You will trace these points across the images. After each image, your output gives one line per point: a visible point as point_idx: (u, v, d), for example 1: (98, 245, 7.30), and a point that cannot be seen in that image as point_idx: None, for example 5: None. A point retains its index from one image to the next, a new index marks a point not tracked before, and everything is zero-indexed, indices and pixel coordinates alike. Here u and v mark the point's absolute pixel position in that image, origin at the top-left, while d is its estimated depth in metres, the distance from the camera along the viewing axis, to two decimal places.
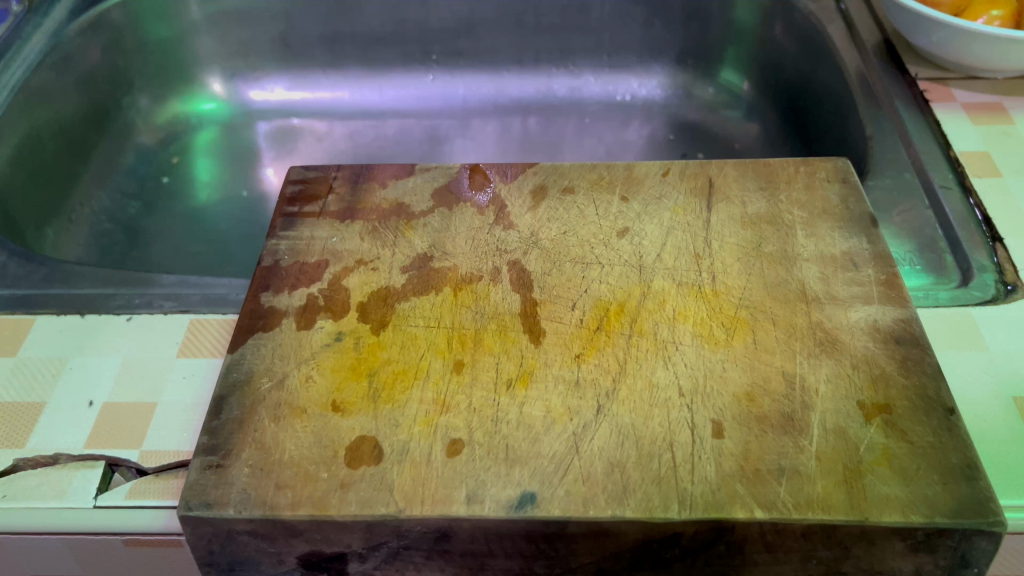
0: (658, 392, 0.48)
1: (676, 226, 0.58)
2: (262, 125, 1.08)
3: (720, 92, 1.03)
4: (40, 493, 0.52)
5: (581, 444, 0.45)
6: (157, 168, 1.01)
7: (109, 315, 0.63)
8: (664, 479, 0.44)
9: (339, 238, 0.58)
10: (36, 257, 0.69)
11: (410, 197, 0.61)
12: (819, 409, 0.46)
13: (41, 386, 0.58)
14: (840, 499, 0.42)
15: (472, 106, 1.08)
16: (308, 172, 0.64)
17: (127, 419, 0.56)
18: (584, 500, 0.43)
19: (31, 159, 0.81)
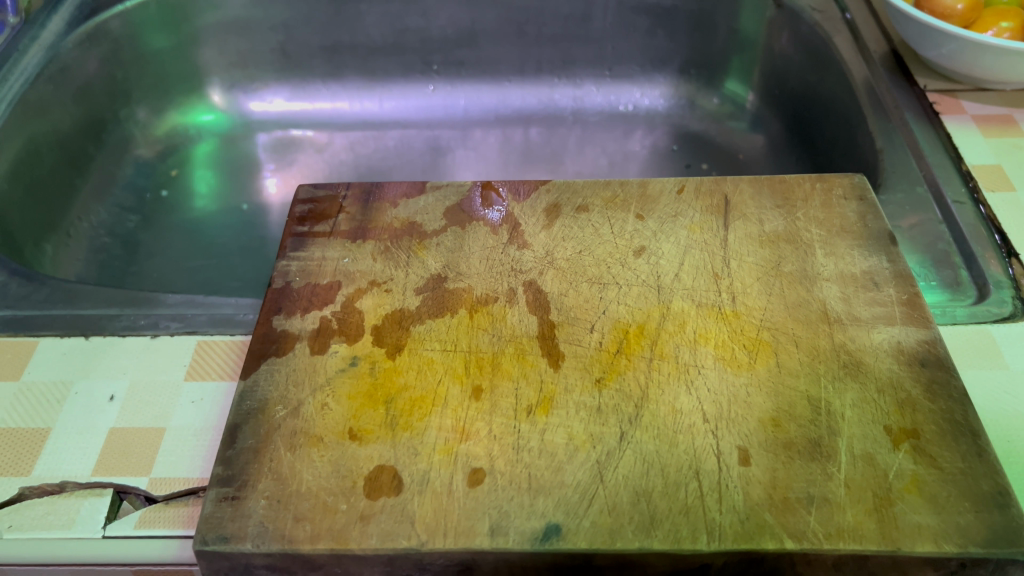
0: (682, 418, 0.47)
1: (693, 245, 0.57)
2: (261, 136, 1.06)
3: (724, 102, 1.02)
4: (47, 523, 0.51)
5: (605, 473, 0.44)
6: (156, 180, 0.99)
7: (115, 337, 0.62)
8: (692, 510, 0.43)
9: (350, 258, 0.57)
10: (37, 277, 0.68)
11: (422, 216, 0.60)
12: (846, 434, 0.46)
13: (46, 410, 0.57)
14: (872, 529, 0.42)
15: (473, 117, 1.07)
16: (318, 191, 0.63)
17: (135, 445, 0.55)
18: (611, 531, 0.42)
19: (29, 174, 0.80)
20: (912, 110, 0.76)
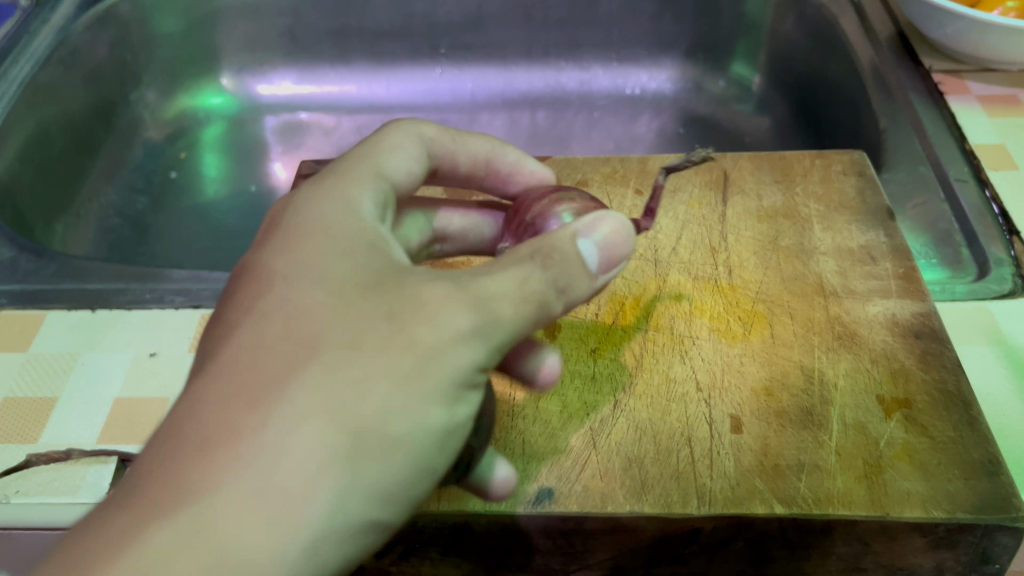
0: (676, 386, 0.47)
1: (692, 220, 0.57)
2: (269, 120, 1.05)
3: (730, 85, 1.00)
4: (53, 489, 0.52)
5: (598, 440, 0.45)
6: (165, 162, 0.99)
7: (121, 310, 0.63)
8: (683, 475, 0.43)
9: None
10: (46, 253, 0.68)
11: None
12: (839, 403, 0.46)
13: (53, 380, 0.58)
14: (861, 495, 0.42)
15: (480, 101, 1.05)
16: (320, 166, 0.63)
17: (140, 415, 0.56)
18: (602, 496, 0.43)
19: (42, 154, 0.83)
20: (916, 91, 0.76)
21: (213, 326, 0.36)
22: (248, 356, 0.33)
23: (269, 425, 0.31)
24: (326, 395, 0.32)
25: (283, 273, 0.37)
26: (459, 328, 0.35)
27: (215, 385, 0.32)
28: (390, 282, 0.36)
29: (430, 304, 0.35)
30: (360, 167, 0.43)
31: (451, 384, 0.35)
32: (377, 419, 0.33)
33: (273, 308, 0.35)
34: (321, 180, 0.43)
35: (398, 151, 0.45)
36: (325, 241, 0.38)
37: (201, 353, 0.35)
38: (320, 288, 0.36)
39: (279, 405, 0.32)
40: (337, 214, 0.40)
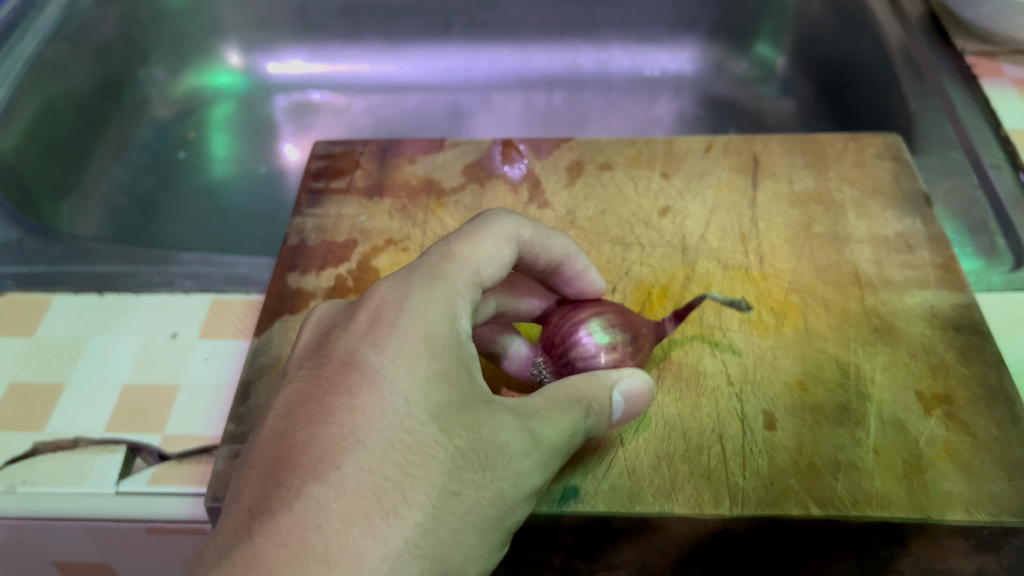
0: (705, 380, 0.45)
1: (721, 205, 0.55)
2: (280, 99, 1.03)
3: (754, 66, 0.98)
4: (60, 478, 0.51)
5: (625, 435, 0.43)
6: (172, 142, 0.97)
7: (130, 295, 0.61)
8: (714, 474, 0.41)
9: (367, 216, 0.56)
10: (52, 233, 0.67)
11: (441, 172, 0.59)
12: (876, 399, 0.44)
13: (60, 366, 0.57)
14: (901, 496, 0.40)
15: (495, 81, 1.03)
16: (334, 147, 0.61)
17: (149, 403, 0.55)
18: (630, 494, 0.41)
19: (49, 132, 0.82)
20: (949, 73, 0.74)
21: (305, 414, 0.36)
22: (360, 477, 0.34)
23: (378, 556, 0.33)
24: (424, 534, 0.34)
25: (390, 382, 0.37)
26: (523, 483, 0.38)
27: (327, 498, 0.33)
28: (482, 417, 0.38)
29: (513, 454, 0.38)
30: (459, 269, 0.42)
31: (501, 530, 0.38)
32: (449, 561, 0.35)
33: (380, 425, 0.36)
34: (418, 274, 0.42)
35: (495, 260, 0.43)
36: (429, 358, 0.38)
37: (292, 437, 0.36)
38: (423, 414, 0.37)
39: (388, 536, 0.33)
40: (437, 325, 0.40)
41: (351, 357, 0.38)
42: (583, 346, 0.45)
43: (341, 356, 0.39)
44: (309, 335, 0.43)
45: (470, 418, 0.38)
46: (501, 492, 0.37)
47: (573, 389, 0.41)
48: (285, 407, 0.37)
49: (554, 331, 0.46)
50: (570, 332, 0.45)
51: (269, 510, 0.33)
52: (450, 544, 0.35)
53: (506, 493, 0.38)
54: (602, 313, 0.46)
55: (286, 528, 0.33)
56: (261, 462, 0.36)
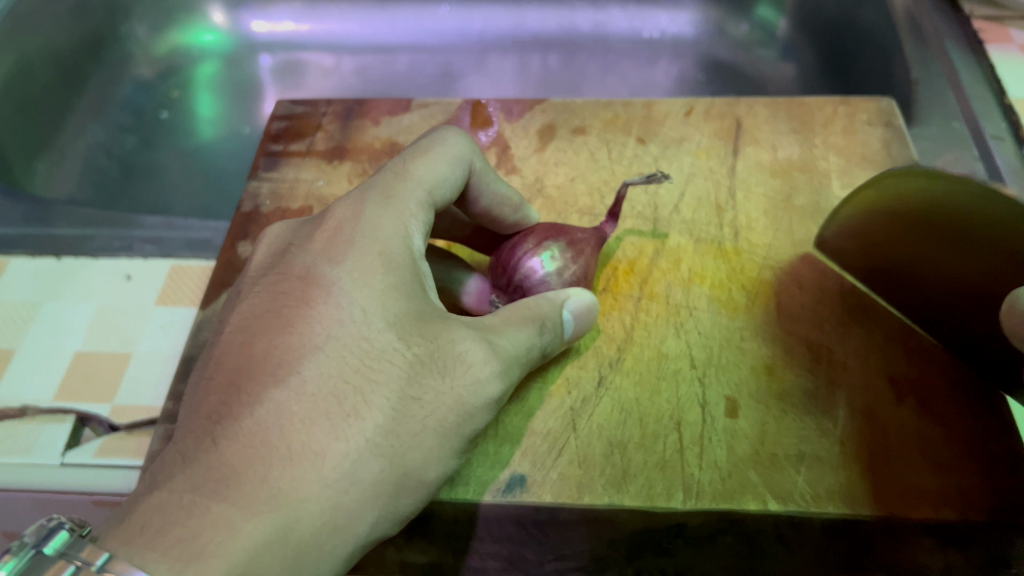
0: (667, 363, 0.43)
1: (698, 173, 0.52)
2: (265, 58, 0.99)
3: (755, 29, 0.93)
4: (6, 448, 0.49)
5: (578, 421, 0.41)
6: (156, 101, 0.94)
7: (87, 259, 0.59)
8: (669, 464, 0.39)
9: (325, 181, 0.53)
10: (14, 194, 0.64)
11: (406, 135, 0.56)
12: (846, 386, 0.42)
13: (13, 332, 0.55)
14: (864, 492, 0.38)
15: (489, 41, 0.99)
16: (296, 107, 0.58)
17: (100, 372, 0.53)
18: (579, 486, 0.39)
19: (22, 91, 0.81)
20: (954, 38, 0.70)
21: (265, 323, 0.37)
22: (321, 381, 0.35)
23: (340, 455, 0.34)
24: (384, 435, 0.35)
25: (347, 296, 0.38)
26: (484, 393, 0.38)
27: (290, 401, 0.34)
28: (439, 329, 0.38)
29: (472, 363, 0.38)
30: (413, 188, 0.42)
31: (461, 437, 0.38)
32: (407, 463, 0.36)
33: (338, 333, 0.37)
34: (372, 193, 0.42)
35: (447, 180, 0.44)
36: (386, 271, 0.39)
37: (251, 347, 0.36)
38: (382, 324, 0.38)
39: (349, 437, 0.34)
40: (394, 240, 0.40)
41: (309, 272, 0.39)
42: (530, 271, 0.45)
43: (299, 271, 0.39)
44: (264, 252, 0.42)
45: (428, 328, 0.38)
46: (460, 399, 0.37)
47: (529, 307, 0.42)
48: (243, 319, 0.38)
49: (499, 262, 0.47)
50: (513, 259, 0.46)
51: (233, 415, 0.34)
52: (410, 446, 0.36)
53: (467, 399, 0.38)
54: (540, 239, 0.47)
55: (250, 431, 0.33)
56: (220, 371, 0.36)
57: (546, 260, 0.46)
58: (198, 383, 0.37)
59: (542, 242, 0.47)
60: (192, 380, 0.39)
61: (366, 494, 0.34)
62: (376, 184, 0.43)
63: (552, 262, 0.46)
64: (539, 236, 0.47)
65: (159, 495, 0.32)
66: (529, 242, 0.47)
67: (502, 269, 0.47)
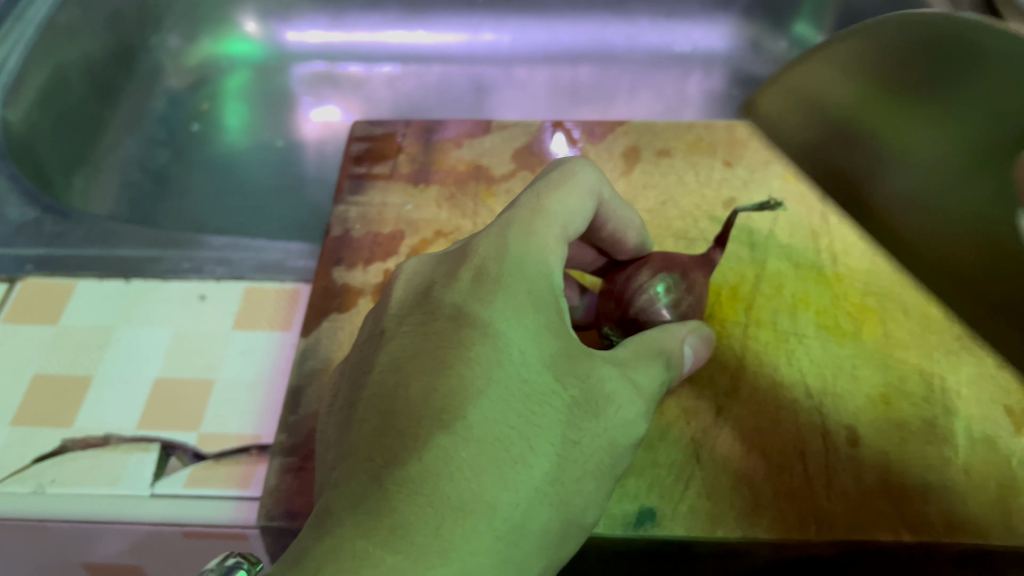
0: (782, 392, 0.45)
1: (788, 199, 0.54)
2: (298, 69, 0.98)
3: (793, 46, 0.95)
4: (93, 479, 0.48)
5: (702, 453, 0.42)
6: (185, 114, 0.93)
7: (157, 281, 0.58)
8: (799, 494, 0.41)
9: (413, 205, 0.56)
10: (73, 214, 0.63)
11: (490, 157, 0.58)
12: (963, 414, 0.44)
13: (86, 357, 0.54)
14: (996, 520, 0.40)
15: (520, 55, 0.99)
16: (373, 126, 0.61)
17: (183, 399, 0.52)
18: (712, 518, 0.40)
19: (56, 104, 0.79)
20: None
21: (419, 364, 0.37)
22: (485, 427, 0.35)
23: (509, 505, 0.34)
24: (552, 483, 0.35)
25: (505, 337, 0.37)
26: (631, 430, 0.39)
27: (459, 448, 0.34)
28: (588, 366, 0.38)
29: (621, 404, 0.38)
30: (548, 223, 0.42)
31: (614, 477, 0.38)
32: (570, 509, 0.36)
33: (499, 376, 0.36)
34: (509, 225, 0.41)
35: (580, 215, 0.43)
36: (535, 310, 0.39)
37: (406, 391, 0.36)
38: (539, 364, 0.37)
39: (519, 485, 0.34)
40: (538, 278, 0.39)
41: (459, 312, 0.38)
42: (646, 303, 0.46)
43: (448, 311, 0.39)
44: (401, 290, 0.42)
45: (578, 366, 0.38)
46: (614, 440, 0.38)
47: (654, 341, 0.42)
48: (394, 359, 0.38)
49: (613, 293, 0.48)
50: (628, 291, 0.47)
51: (399, 459, 0.34)
52: (573, 492, 0.36)
53: (618, 441, 0.38)
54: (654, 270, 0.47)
55: (419, 476, 0.33)
56: (372, 415, 0.36)
57: (660, 292, 0.46)
58: (347, 427, 0.37)
59: (656, 272, 0.47)
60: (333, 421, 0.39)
61: (536, 540, 0.34)
62: (510, 218, 0.42)
63: (667, 294, 0.46)
64: (653, 266, 0.47)
65: (329, 540, 0.32)
66: (643, 271, 0.47)
67: (616, 299, 0.48)
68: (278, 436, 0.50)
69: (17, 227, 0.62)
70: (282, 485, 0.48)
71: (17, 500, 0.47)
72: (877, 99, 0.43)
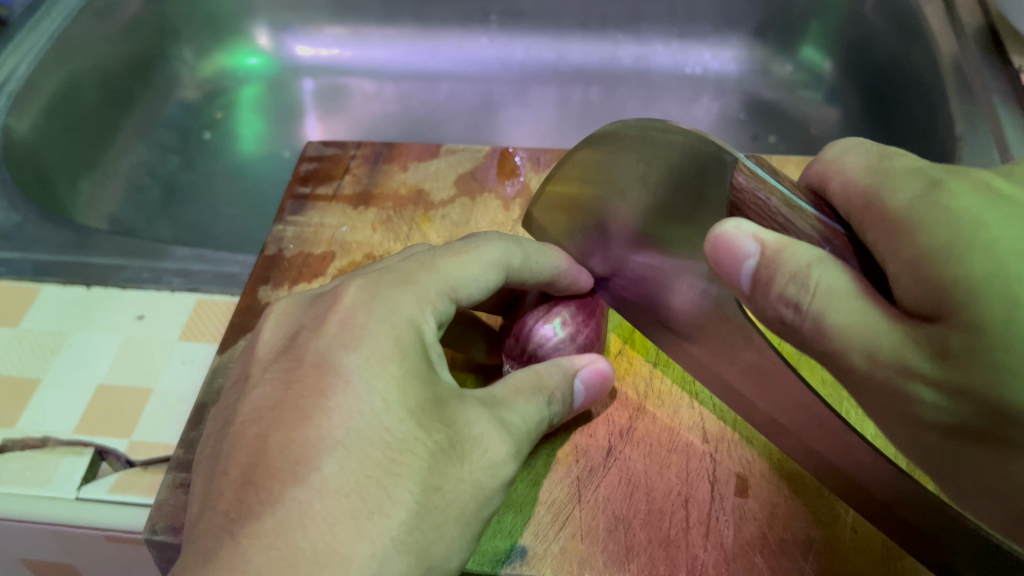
0: (678, 436, 0.49)
1: None
2: (308, 82, 1.01)
3: (799, 69, 0.92)
4: (24, 480, 0.49)
5: (584, 492, 0.47)
6: (200, 123, 0.96)
7: (116, 289, 0.60)
8: (672, 542, 0.44)
9: (348, 227, 0.61)
10: (54, 218, 0.66)
11: (431, 183, 0.63)
12: None
13: (39, 360, 0.56)
14: None
15: (530, 72, 0.99)
16: (326, 149, 0.67)
17: (120, 405, 0.54)
18: (579, 560, 0.44)
19: (68, 112, 0.82)
20: (1002, 92, 0.69)
21: (280, 415, 0.37)
22: (341, 478, 0.35)
23: (367, 555, 0.34)
24: (409, 531, 0.35)
25: (367, 387, 0.37)
26: (500, 472, 0.40)
27: (313, 500, 0.34)
28: (456, 413, 0.39)
29: (490, 444, 0.39)
30: (435, 278, 0.43)
31: (480, 521, 0.39)
32: (431, 555, 0.36)
33: (358, 425, 0.36)
34: (392, 277, 0.43)
35: (476, 281, 0.45)
36: (401, 359, 0.39)
37: (266, 440, 0.36)
38: (401, 412, 0.37)
39: (375, 536, 0.34)
40: (405, 326, 0.40)
41: (324, 358, 0.39)
42: (543, 340, 0.51)
43: (314, 357, 0.39)
44: (272, 334, 0.43)
45: (446, 412, 0.39)
46: (479, 483, 0.38)
47: (530, 380, 0.44)
48: (257, 410, 0.38)
49: (511, 333, 0.52)
50: (526, 330, 0.51)
51: (253, 513, 0.34)
52: (434, 539, 0.36)
53: (483, 482, 0.39)
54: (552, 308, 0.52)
55: (274, 530, 0.34)
56: (234, 469, 0.36)
57: (557, 325, 0.51)
58: (215, 469, 0.38)
59: (552, 309, 0.52)
60: (211, 450, 0.39)
61: None
62: (390, 273, 0.43)
63: (563, 327, 0.51)
64: (548, 303, 0.52)
65: None
66: (541, 311, 0.52)
67: (515, 339, 0.52)
68: (177, 452, 0.52)
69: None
70: (171, 499, 0.49)
71: None
72: (655, 211, 0.43)
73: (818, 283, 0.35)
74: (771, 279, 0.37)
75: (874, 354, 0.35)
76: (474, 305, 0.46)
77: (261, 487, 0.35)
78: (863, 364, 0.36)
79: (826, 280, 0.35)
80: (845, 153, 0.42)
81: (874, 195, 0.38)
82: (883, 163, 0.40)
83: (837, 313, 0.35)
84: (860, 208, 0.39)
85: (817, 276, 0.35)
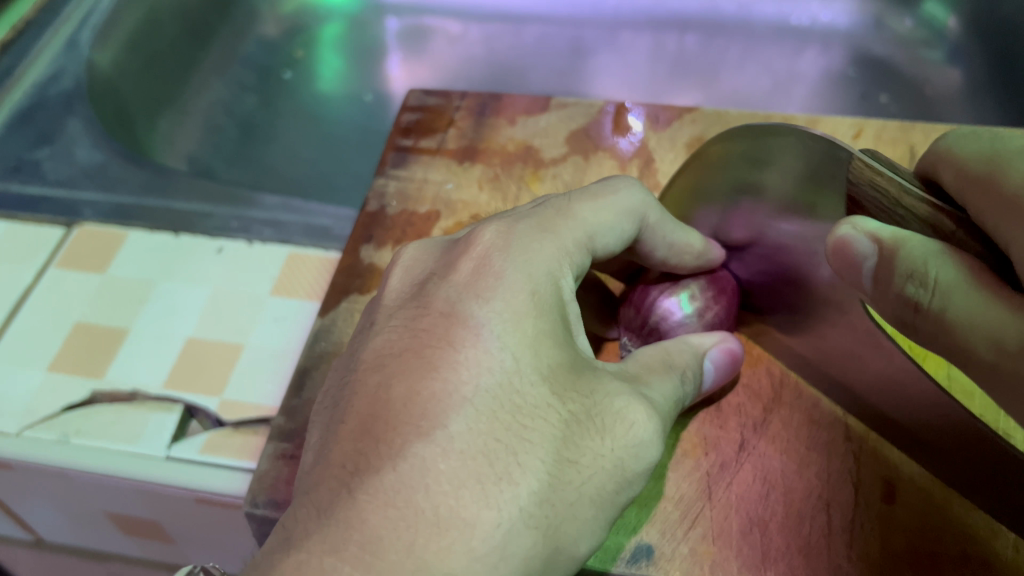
0: (818, 431, 0.47)
1: None
2: (392, 21, 0.97)
3: (919, 25, 0.86)
4: (113, 434, 0.48)
5: (714, 489, 0.46)
6: (280, 60, 0.92)
7: (204, 238, 0.58)
8: (812, 549, 0.43)
9: (454, 184, 0.59)
10: (139, 159, 0.64)
11: (541, 139, 0.60)
12: None
13: (125, 310, 0.54)
14: None
15: (624, 17, 0.94)
16: (428, 98, 0.64)
17: (211, 363, 0.51)
18: (712, 563, 0.43)
19: (149, 46, 0.79)
20: None
21: (404, 363, 0.35)
22: (468, 439, 0.33)
23: (491, 524, 0.32)
24: (539, 504, 0.33)
25: (496, 341, 0.35)
26: (642, 455, 0.36)
27: (438, 459, 0.32)
28: (592, 382, 0.36)
29: (631, 420, 0.36)
30: (572, 228, 0.40)
31: (616, 506, 0.36)
32: (561, 537, 0.34)
33: (487, 383, 0.34)
34: (528, 221, 0.40)
35: (612, 232, 0.42)
36: (537, 317, 0.36)
37: (389, 390, 0.34)
38: (534, 375, 0.35)
39: (502, 505, 0.32)
40: (543, 281, 0.37)
41: (453, 307, 0.36)
42: (667, 316, 0.48)
43: (441, 306, 0.36)
44: (400, 279, 0.40)
45: (582, 381, 0.36)
46: (619, 462, 0.35)
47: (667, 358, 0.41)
48: (380, 356, 0.36)
49: (632, 303, 0.50)
50: (648, 302, 0.49)
51: (371, 467, 0.32)
52: (566, 518, 0.34)
53: (625, 463, 0.36)
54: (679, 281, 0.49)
55: (393, 488, 0.32)
56: (352, 416, 0.34)
57: (684, 301, 0.48)
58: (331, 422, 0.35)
59: (680, 281, 0.49)
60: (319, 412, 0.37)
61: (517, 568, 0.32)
62: (528, 219, 0.40)
63: (690, 303, 0.48)
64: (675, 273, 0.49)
65: (297, 555, 0.31)
66: (667, 284, 0.49)
67: (636, 310, 0.49)
68: (277, 418, 0.49)
69: (84, 169, 0.62)
70: (273, 471, 0.47)
71: (43, 447, 0.47)
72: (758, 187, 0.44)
73: (936, 281, 0.35)
74: (892, 277, 0.37)
75: (999, 343, 0.33)
76: (608, 258, 0.43)
77: (384, 441, 0.33)
78: (986, 352, 0.33)
79: (943, 275, 0.35)
80: (957, 141, 0.38)
81: (989, 176, 0.35)
82: (997, 145, 0.36)
83: (959, 305, 0.34)
84: (972, 193, 0.36)
85: (934, 273, 0.35)
